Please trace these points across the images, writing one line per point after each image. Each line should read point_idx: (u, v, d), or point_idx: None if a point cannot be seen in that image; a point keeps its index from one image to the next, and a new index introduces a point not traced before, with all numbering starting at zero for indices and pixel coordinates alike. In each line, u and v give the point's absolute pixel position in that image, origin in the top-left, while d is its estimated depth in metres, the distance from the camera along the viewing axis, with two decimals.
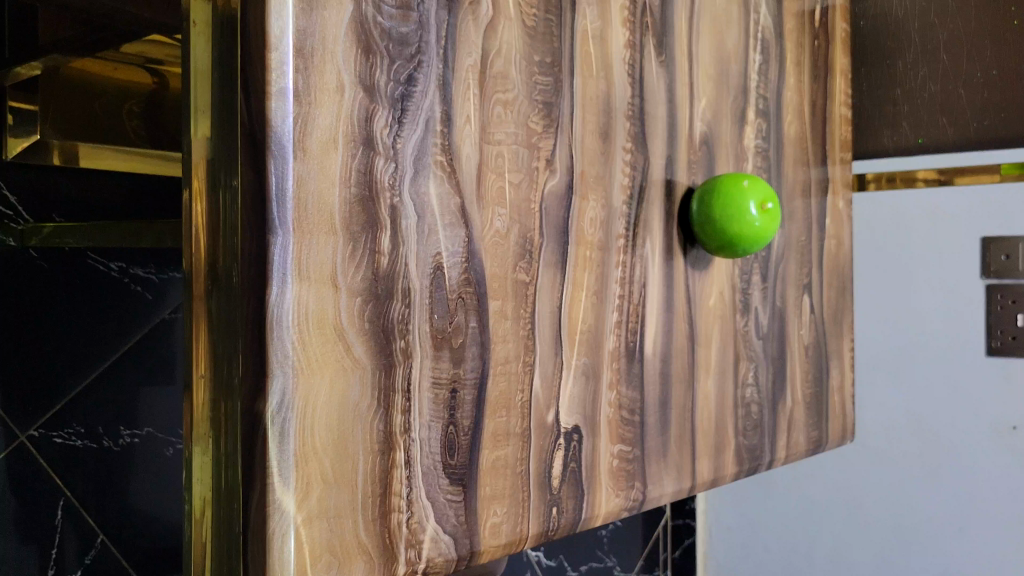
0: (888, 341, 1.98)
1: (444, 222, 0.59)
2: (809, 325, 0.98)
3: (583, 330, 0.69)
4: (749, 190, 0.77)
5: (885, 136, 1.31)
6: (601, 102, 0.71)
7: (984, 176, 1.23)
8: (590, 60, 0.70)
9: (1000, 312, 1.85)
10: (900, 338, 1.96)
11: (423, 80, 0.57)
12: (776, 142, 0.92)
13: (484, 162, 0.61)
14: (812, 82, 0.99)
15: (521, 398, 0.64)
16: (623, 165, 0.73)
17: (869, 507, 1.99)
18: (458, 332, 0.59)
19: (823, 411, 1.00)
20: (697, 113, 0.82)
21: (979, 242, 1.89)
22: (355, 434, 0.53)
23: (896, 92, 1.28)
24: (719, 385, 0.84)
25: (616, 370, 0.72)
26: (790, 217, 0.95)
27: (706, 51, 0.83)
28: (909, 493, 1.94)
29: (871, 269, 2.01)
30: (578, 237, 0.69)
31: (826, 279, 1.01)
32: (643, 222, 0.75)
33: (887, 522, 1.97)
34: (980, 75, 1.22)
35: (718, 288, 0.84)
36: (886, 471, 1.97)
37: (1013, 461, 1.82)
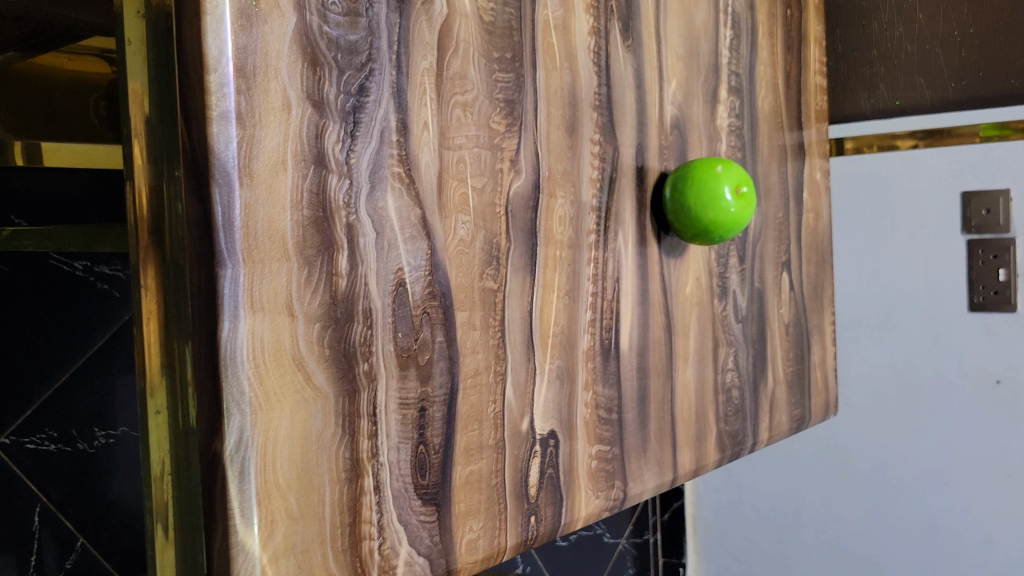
0: (869, 299, 1.97)
1: (404, 236, 0.56)
2: (788, 303, 0.96)
3: (555, 333, 0.67)
4: (723, 174, 0.75)
5: (862, 99, 1.27)
6: (566, 95, 0.68)
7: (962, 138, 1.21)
8: (553, 52, 0.67)
9: (982, 267, 1.83)
10: (880, 293, 1.96)
11: (376, 89, 0.54)
12: (749, 119, 0.90)
13: (445, 169, 0.59)
14: (786, 54, 0.96)
15: (492, 409, 0.62)
16: (592, 157, 0.71)
17: (855, 462, 2.00)
18: (424, 348, 0.57)
19: (805, 388, 0.98)
20: (667, 97, 0.79)
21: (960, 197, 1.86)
22: (320, 464, 0.51)
23: (873, 54, 1.25)
24: (698, 373, 0.82)
25: (591, 370, 0.70)
26: (767, 194, 0.93)
27: (674, 31, 0.80)
28: (894, 448, 1.95)
29: (851, 224, 1.99)
30: (546, 237, 0.67)
31: (805, 254, 0.99)
32: (614, 213, 0.73)
33: (873, 476, 1.98)
34: (957, 33, 1.20)
35: (694, 275, 0.82)
36: (872, 426, 1.97)
37: (996, 415, 1.82)
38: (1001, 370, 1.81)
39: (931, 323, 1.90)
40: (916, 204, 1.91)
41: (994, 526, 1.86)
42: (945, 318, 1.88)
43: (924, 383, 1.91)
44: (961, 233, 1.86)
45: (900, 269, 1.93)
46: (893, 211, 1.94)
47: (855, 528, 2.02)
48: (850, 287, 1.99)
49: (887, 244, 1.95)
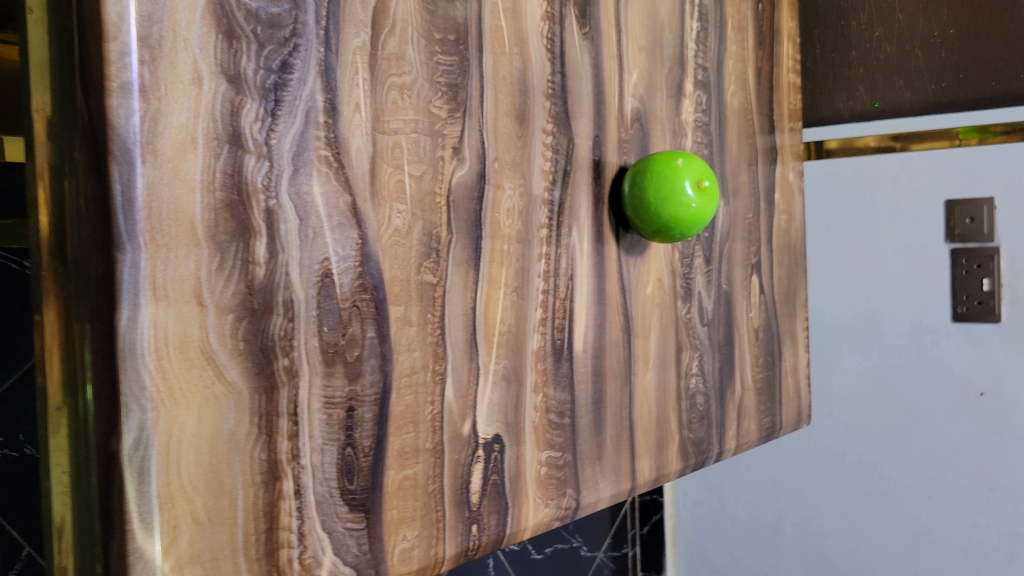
0: (852, 304, 1.82)
1: (331, 225, 0.53)
2: (758, 307, 0.93)
3: (501, 331, 0.64)
4: (684, 168, 0.72)
5: (840, 101, 1.24)
6: (517, 81, 0.65)
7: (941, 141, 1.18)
8: (501, 36, 0.64)
9: (965, 275, 1.68)
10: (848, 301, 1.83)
11: (301, 66, 0.51)
12: (717, 115, 0.87)
13: (378, 154, 0.55)
14: (757, 49, 0.93)
15: (430, 410, 0.58)
16: (543, 148, 0.67)
17: (825, 479, 1.87)
18: (353, 343, 0.54)
19: (775, 395, 0.95)
20: (627, 88, 0.76)
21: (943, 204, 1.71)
22: (232, 467, 0.48)
23: (851, 55, 1.22)
24: (659, 377, 0.79)
25: (542, 371, 0.67)
26: (735, 193, 0.90)
27: (637, 20, 0.77)
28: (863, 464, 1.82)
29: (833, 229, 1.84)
30: (492, 230, 0.63)
31: (776, 257, 0.96)
32: (568, 208, 0.70)
33: (845, 494, 1.85)
34: (937, 33, 1.18)
35: (655, 274, 0.79)
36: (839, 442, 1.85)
37: (987, 430, 1.67)
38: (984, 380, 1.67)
39: (920, 332, 1.74)
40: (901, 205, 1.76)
41: (993, 550, 1.69)
42: (932, 327, 1.73)
43: (910, 395, 1.75)
44: (945, 242, 1.71)
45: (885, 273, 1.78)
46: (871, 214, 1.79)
47: (833, 543, 1.88)
48: (831, 292, 1.84)
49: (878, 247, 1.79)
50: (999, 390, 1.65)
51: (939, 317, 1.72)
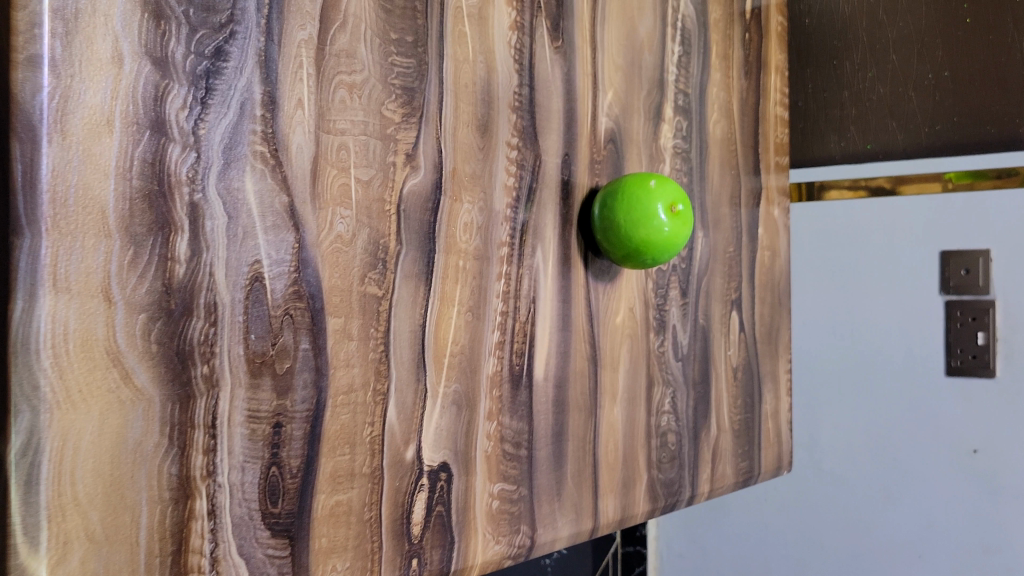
0: (841, 352, 1.76)
1: (264, 225, 0.49)
2: (737, 346, 0.89)
3: (453, 352, 0.60)
4: (657, 191, 0.68)
5: (831, 141, 1.37)
6: (480, 90, 0.62)
7: None
8: (465, 42, 0.61)
9: (960, 329, 1.63)
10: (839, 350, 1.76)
11: (238, 54, 0.48)
12: (698, 143, 0.84)
13: (321, 155, 0.52)
14: (743, 80, 0.91)
15: (368, 432, 0.54)
16: (507, 163, 0.64)
17: (812, 532, 1.80)
18: (284, 354, 0.50)
19: (753, 439, 0.91)
20: (601, 107, 0.73)
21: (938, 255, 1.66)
22: (137, 481, 0.44)
23: (845, 95, 1.34)
24: (627, 413, 0.74)
25: (497, 398, 0.63)
26: (716, 225, 0.86)
27: (613, 38, 0.74)
28: (851, 518, 1.75)
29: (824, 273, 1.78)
30: (447, 244, 0.59)
31: (758, 294, 0.92)
32: (533, 227, 0.66)
33: (832, 550, 1.78)
34: (932, 76, 1.30)
35: (627, 303, 0.75)
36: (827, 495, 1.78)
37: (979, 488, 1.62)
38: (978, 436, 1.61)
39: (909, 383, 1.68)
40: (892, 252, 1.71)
41: None
42: (923, 379, 1.67)
43: (899, 448, 1.69)
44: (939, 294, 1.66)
45: (875, 321, 1.72)
46: (862, 260, 1.74)
47: None
48: (820, 340, 1.78)
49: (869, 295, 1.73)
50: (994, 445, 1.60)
51: (930, 367, 1.66)
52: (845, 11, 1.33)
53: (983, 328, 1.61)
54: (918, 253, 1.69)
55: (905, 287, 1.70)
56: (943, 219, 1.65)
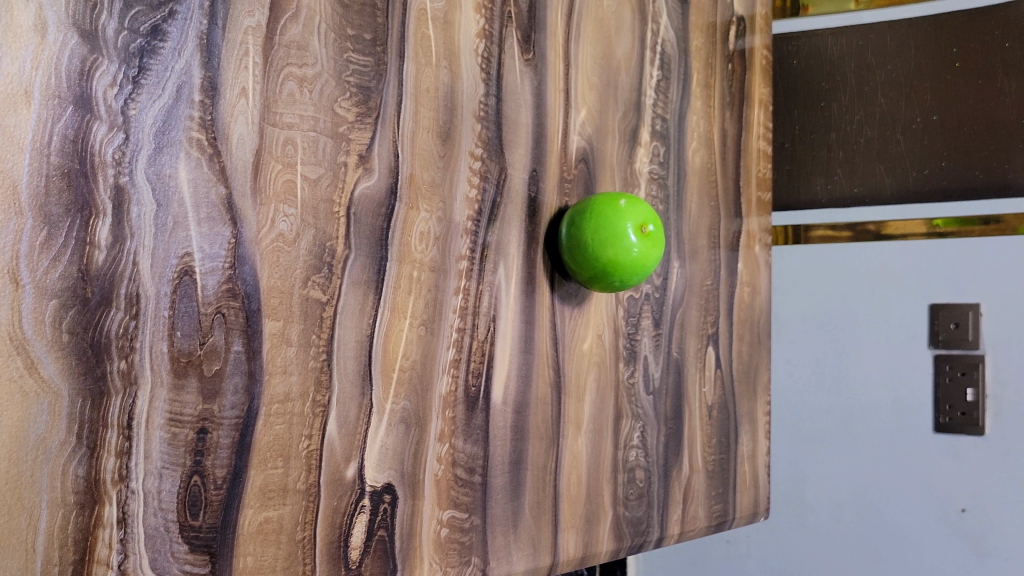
0: (826, 390, 1.47)
1: (198, 217, 0.46)
2: (713, 383, 0.85)
3: (403, 367, 0.56)
4: (626, 210, 0.66)
5: (818, 183, 1.41)
6: (442, 96, 0.60)
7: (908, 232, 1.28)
8: (428, 45, 0.59)
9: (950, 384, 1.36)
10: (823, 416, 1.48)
11: (177, 34, 0.46)
12: (675, 171, 0.81)
13: (265, 148, 0.49)
14: (724, 110, 0.89)
15: (305, 446, 0.51)
16: (470, 173, 0.61)
17: None
18: (214, 355, 0.47)
19: (728, 481, 0.87)
20: (573, 125, 0.70)
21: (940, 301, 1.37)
22: (37, 481, 0.40)
23: (831, 138, 1.40)
24: (592, 445, 0.71)
25: (451, 419, 0.59)
26: (693, 255, 0.83)
27: (587, 56, 0.72)
28: None
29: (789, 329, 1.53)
30: (400, 253, 0.57)
31: (735, 331, 0.89)
32: (495, 242, 0.63)
33: None
34: (919, 119, 1.33)
35: (595, 330, 0.72)
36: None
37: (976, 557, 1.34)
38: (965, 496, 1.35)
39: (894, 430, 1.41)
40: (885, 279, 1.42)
41: None
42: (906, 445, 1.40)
43: (879, 499, 1.42)
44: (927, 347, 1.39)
45: (863, 354, 1.44)
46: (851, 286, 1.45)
47: None
48: (804, 377, 1.50)
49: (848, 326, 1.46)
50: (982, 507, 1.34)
51: (914, 411, 1.40)
52: (834, 53, 1.40)
53: (971, 384, 1.34)
54: (918, 284, 1.40)
55: (901, 319, 1.41)
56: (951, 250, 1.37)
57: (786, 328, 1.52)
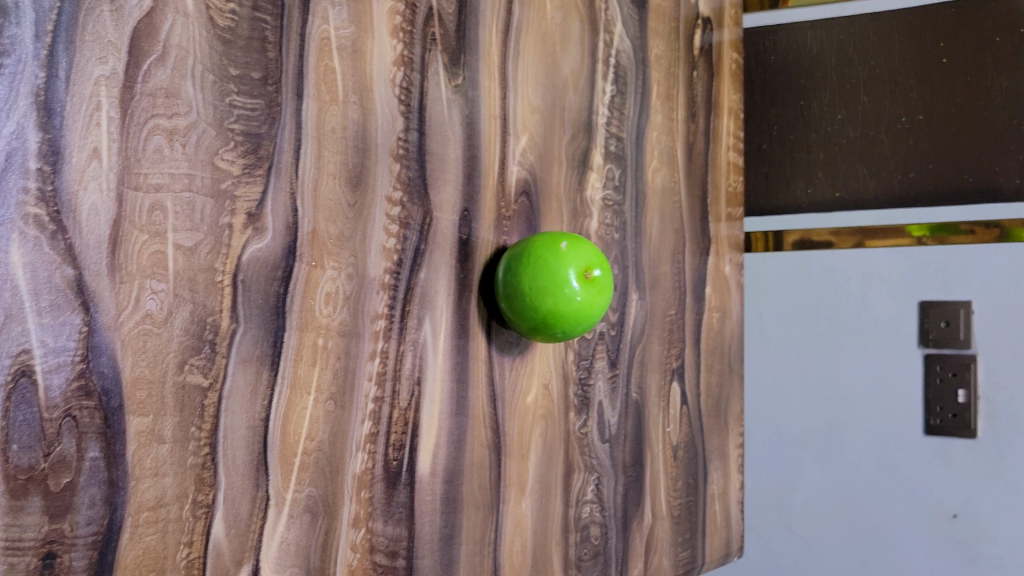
0: (809, 393, 1.14)
1: (38, 306, 0.39)
2: (679, 422, 0.79)
3: (309, 450, 0.50)
4: (569, 254, 0.59)
5: (797, 188, 1.12)
6: (349, 137, 0.52)
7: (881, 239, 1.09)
8: (332, 79, 0.51)
9: (942, 383, 1.05)
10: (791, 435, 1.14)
11: (6, 92, 0.38)
12: (632, 195, 0.74)
13: (125, 217, 0.42)
14: (689, 122, 0.81)
15: (183, 554, 0.44)
16: (387, 220, 0.54)
17: None
18: (62, 467, 0.40)
19: (696, 526, 0.80)
20: (512, 154, 0.63)
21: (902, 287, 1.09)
22: None
23: (811, 138, 1.12)
24: (539, 506, 0.64)
25: (368, 500, 0.53)
26: (654, 284, 0.76)
27: (529, 76, 0.65)
28: None
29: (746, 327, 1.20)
30: (302, 320, 0.50)
31: (703, 362, 0.82)
32: (419, 295, 0.56)
33: None
34: (904, 120, 1.06)
35: (540, 380, 0.65)
36: None
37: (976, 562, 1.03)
38: (957, 499, 1.04)
39: (883, 450, 1.08)
40: (875, 270, 1.10)
41: None
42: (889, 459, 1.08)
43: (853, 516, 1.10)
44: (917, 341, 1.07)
45: (849, 353, 1.11)
46: (831, 275, 1.13)
47: None
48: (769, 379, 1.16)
49: (830, 318, 1.13)
50: (984, 517, 1.02)
51: (908, 433, 1.07)
52: (813, 47, 1.11)
53: (966, 383, 1.03)
54: (912, 276, 1.08)
55: (901, 311, 1.08)
56: (950, 251, 1.06)
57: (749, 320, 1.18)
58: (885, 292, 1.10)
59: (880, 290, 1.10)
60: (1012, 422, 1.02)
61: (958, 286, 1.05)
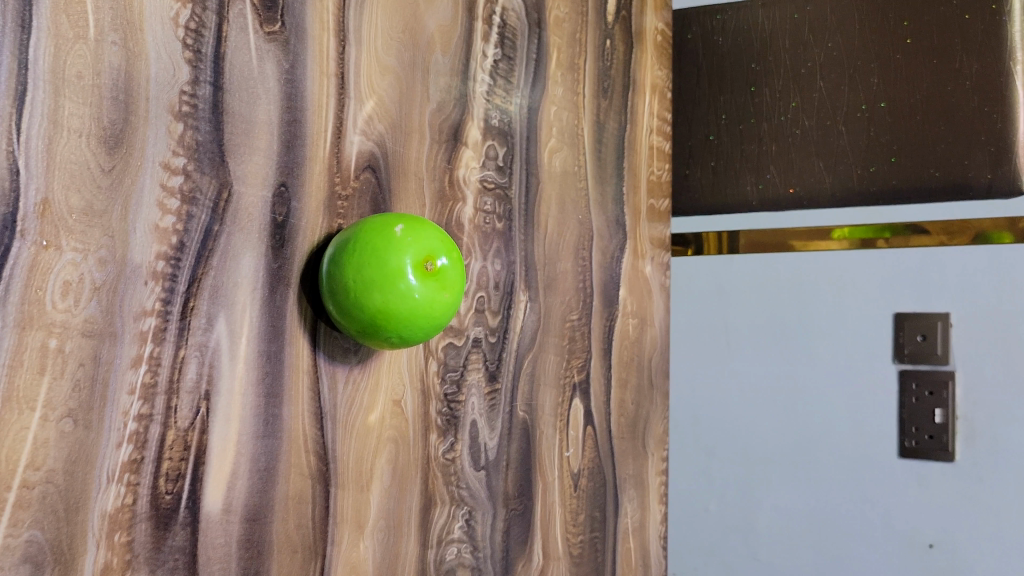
0: (769, 414, 0.99)
1: None
2: (582, 446, 0.68)
3: (34, 484, 0.38)
4: (406, 241, 0.47)
5: (747, 183, 1.01)
6: (104, 85, 0.41)
7: (835, 243, 0.97)
8: (79, 11, 0.40)
9: (920, 404, 0.91)
10: (747, 465, 1.00)
11: None
12: (522, 179, 0.63)
13: None
14: (600, 98, 0.71)
15: None
16: (162, 193, 0.43)
17: None
18: None
19: (603, 567, 0.70)
20: (352, 122, 0.52)
21: (870, 298, 0.95)
22: None
23: (762, 128, 1.00)
24: (384, 549, 0.53)
25: (126, 546, 0.42)
26: (551, 284, 0.66)
27: (379, 29, 0.54)
28: None
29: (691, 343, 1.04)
30: (26, 314, 0.38)
31: (615, 376, 0.72)
32: (209, 289, 0.45)
33: None
34: (865, 107, 0.95)
35: (387, 396, 0.54)
36: None
37: None
38: (933, 528, 0.90)
39: (850, 479, 0.94)
40: (844, 275, 0.96)
41: None
42: (857, 490, 0.94)
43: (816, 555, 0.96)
44: (891, 358, 0.93)
45: (813, 372, 0.97)
46: (795, 280, 0.99)
47: None
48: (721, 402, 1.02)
49: (795, 328, 0.98)
50: (961, 548, 0.89)
51: (878, 458, 0.93)
52: (765, 27, 1.00)
53: (943, 403, 0.90)
54: (883, 281, 0.94)
55: (872, 321, 0.95)
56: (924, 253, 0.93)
57: (701, 336, 1.03)
58: (855, 303, 0.96)
59: (850, 301, 0.96)
60: (994, 443, 0.88)
61: (934, 292, 0.92)
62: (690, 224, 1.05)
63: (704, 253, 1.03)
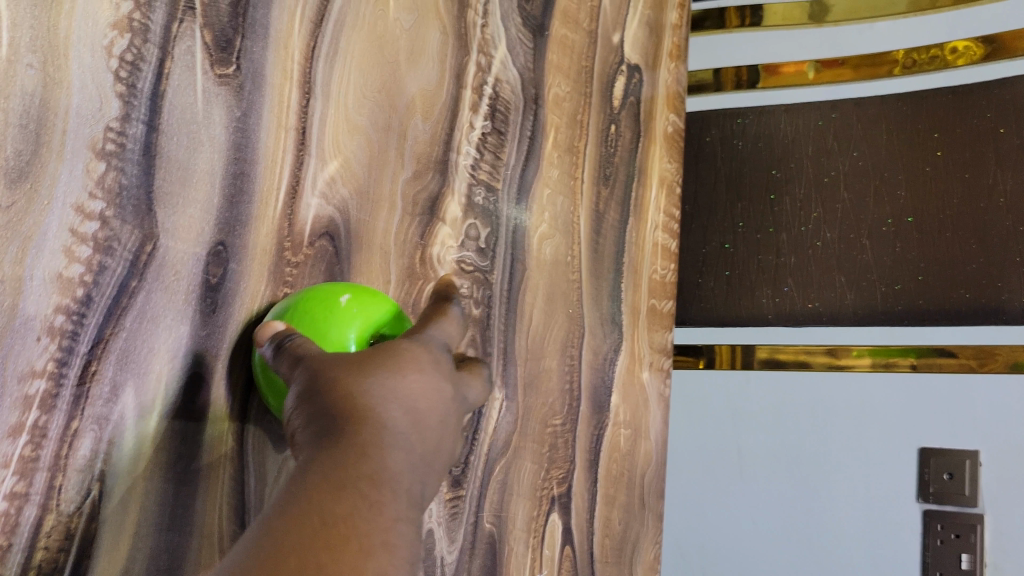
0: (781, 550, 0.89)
1: None
2: (558, 568, 0.60)
3: None
4: (351, 313, 0.41)
5: (762, 295, 0.95)
6: (12, 111, 0.35)
7: (855, 363, 0.89)
8: None
9: (946, 548, 0.82)
10: None
11: None
12: (507, 263, 0.58)
13: None
14: (600, 185, 0.66)
15: None
16: (70, 240, 0.37)
17: None
18: None
19: None
20: (312, 182, 0.47)
21: (895, 428, 0.86)
22: None
23: (781, 239, 0.95)
24: None
25: None
26: (534, 383, 0.59)
27: (353, 84, 0.49)
28: None
29: (698, 463, 0.95)
30: None
31: (601, 490, 0.65)
32: (118, 354, 0.39)
33: None
34: (890, 221, 0.90)
35: None
36: None
37: None
38: None
39: None
40: (865, 402, 0.88)
41: None
42: None
43: None
44: (916, 497, 0.84)
45: (829, 507, 0.88)
46: (813, 404, 0.91)
47: None
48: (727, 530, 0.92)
49: (812, 458, 0.90)
50: None
51: None
52: (787, 133, 0.96)
53: (970, 548, 0.81)
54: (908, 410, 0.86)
55: (895, 453, 0.86)
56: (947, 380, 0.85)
57: (712, 462, 0.95)
58: (876, 433, 0.87)
59: (871, 431, 0.87)
60: None
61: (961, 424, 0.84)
62: (700, 335, 0.98)
63: (715, 367, 0.96)
